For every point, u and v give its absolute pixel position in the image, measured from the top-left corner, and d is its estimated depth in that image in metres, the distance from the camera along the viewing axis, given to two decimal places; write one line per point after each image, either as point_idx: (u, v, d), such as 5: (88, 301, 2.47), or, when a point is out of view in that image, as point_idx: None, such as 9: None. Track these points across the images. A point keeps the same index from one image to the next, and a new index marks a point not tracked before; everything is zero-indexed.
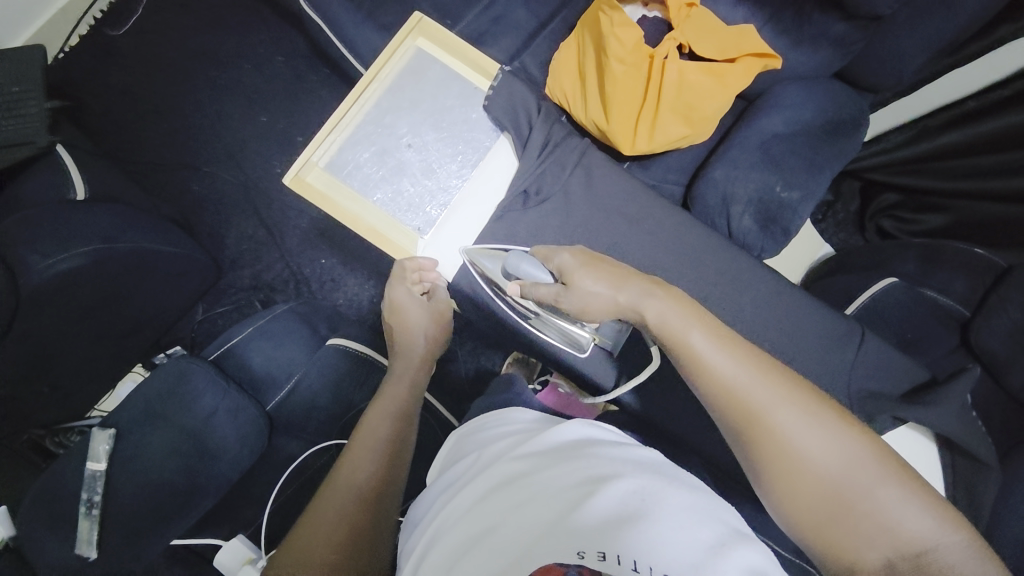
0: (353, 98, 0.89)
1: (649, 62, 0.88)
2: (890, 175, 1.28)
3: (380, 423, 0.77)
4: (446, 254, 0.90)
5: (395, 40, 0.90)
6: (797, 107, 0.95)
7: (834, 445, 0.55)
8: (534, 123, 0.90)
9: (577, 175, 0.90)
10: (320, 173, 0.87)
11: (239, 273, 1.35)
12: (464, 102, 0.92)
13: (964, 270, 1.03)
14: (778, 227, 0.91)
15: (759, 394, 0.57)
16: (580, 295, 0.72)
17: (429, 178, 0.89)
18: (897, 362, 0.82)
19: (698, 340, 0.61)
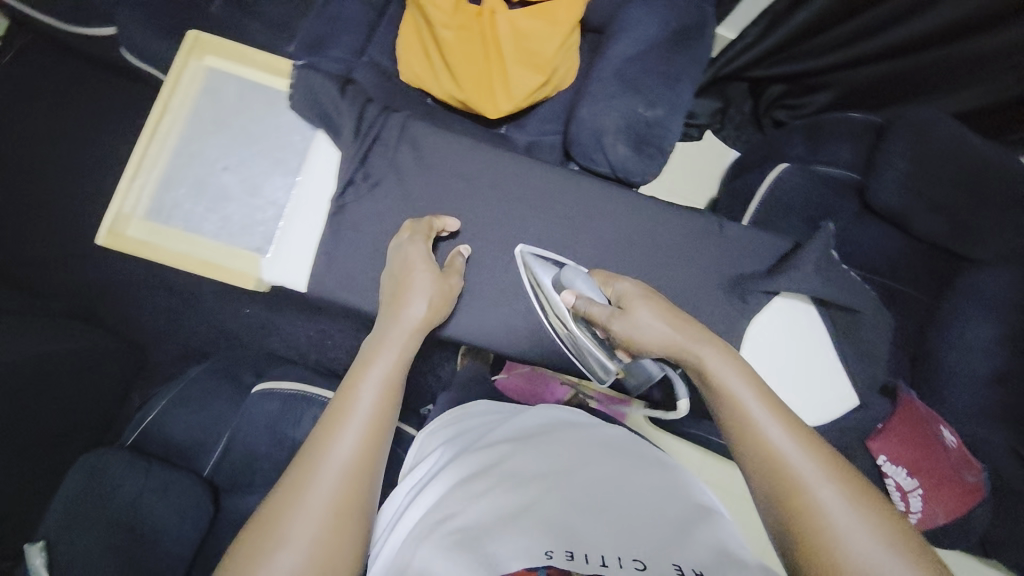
0: (149, 136, 0.84)
1: (479, 19, 0.87)
2: (769, 68, 1.31)
3: (365, 394, 0.60)
4: (293, 270, 0.82)
5: (176, 66, 0.85)
6: (641, 27, 0.95)
7: (868, 531, 0.47)
8: (341, 107, 0.82)
9: (404, 150, 0.83)
10: (139, 223, 0.82)
11: (165, 347, 1.31)
12: (270, 109, 0.87)
13: (847, 136, 1.05)
14: (652, 147, 0.91)
15: (805, 465, 0.51)
16: (635, 325, 0.65)
17: (257, 197, 0.84)
18: (761, 240, 0.84)
19: (749, 397, 0.57)
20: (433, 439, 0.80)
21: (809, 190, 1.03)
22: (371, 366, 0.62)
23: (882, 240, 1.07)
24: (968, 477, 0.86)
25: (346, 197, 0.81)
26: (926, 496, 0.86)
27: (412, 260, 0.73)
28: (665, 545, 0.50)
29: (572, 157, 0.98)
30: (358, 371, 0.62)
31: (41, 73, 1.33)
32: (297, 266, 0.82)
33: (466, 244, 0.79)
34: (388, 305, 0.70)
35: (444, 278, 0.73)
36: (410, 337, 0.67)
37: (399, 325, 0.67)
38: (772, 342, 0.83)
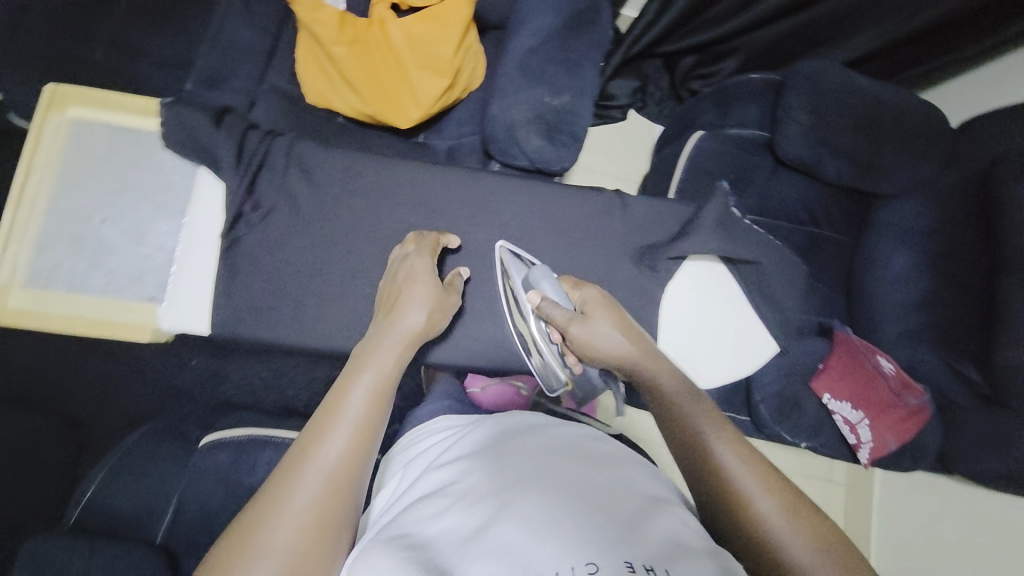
0: (15, 198, 0.77)
1: (370, 31, 0.86)
2: (678, 41, 1.33)
3: (354, 399, 0.56)
4: (191, 315, 0.76)
5: (35, 120, 0.78)
6: (537, 17, 0.95)
7: (783, 514, 0.53)
8: (216, 140, 0.76)
9: (293, 175, 0.79)
10: (20, 292, 0.76)
11: (107, 419, 1.20)
12: (144, 151, 0.80)
13: (751, 97, 1.09)
14: (564, 134, 0.92)
15: (727, 456, 0.57)
16: (592, 333, 0.68)
17: (142, 245, 0.78)
18: (663, 208, 0.85)
19: (686, 404, 0.63)
20: (403, 454, 0.76)
21: (724, 153, 1.07)
22: (363, 370, 0.59)
23: (803, 189, 1.11)
24: (911, 400, 0.87)
25: (237, 231, 0.76)
26: (873, 424, 0.89)
27: (403, 272, 0.71)
28: (615, 545, 0.48)
29: (491, 154, 0.97)
30: (351, 374, 0.59)
31: None
32: (192, 310, 0.76)
33: (465, 266, 0.78)
34: (384, 312, 0.68)
35: (438, 291, 0.70)
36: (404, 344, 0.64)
37: (395, 331, 0.64)
38: (689, 306, 0.85)
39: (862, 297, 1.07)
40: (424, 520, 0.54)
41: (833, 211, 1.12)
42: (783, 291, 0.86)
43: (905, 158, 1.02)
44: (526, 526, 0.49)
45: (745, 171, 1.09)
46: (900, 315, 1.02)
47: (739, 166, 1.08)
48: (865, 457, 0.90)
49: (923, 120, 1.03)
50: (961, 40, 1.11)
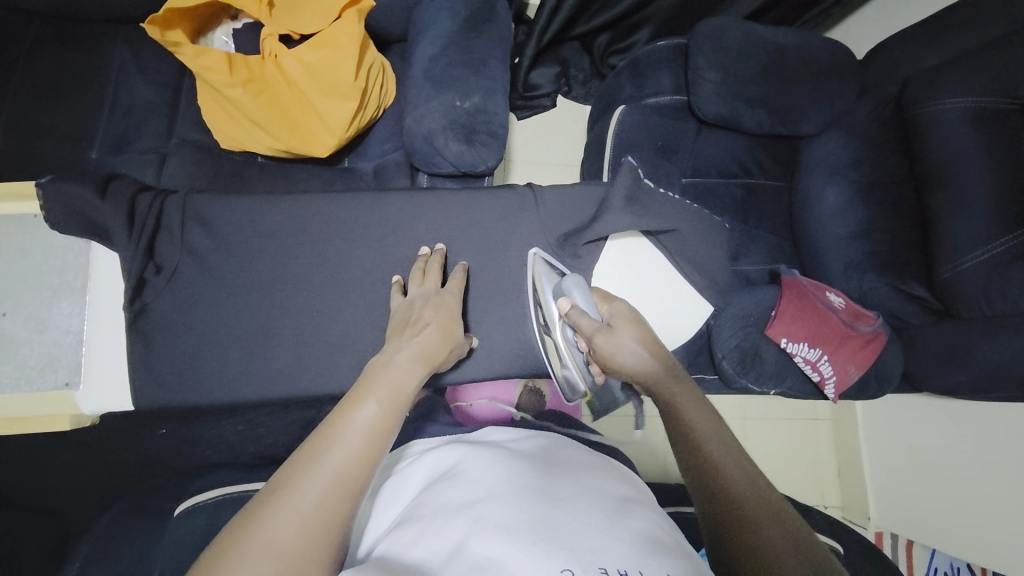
0: None
1: (264, 66, 0.85)
2: (590, 21, 1.33)
3: (366, 405, 0.56)
4: (111, 390, 0.73)
5: None
6: (435, 26, 0.95)
7: (754, 482, 0.53)
8: (106, 211, 0.72)
9: (196, 230, 0.76)
10: None
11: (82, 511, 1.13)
12: (28, 236, 0.75)
13: (663, 64, 1.10)
14: (483, 134, 0.91)
15: (708, 430, 0.58)
16: (617, 343, 0.69)
17: (46, 333, 0.74)
18: (575, 194, 0.85)
19: (676, 387, 0.64)
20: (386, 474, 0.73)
21: (648, 124, 1.08)
22: (379, 384, 0.59)
23: (732, 144, 1.13)
24: (863, 327, 0.90)
25: (143, 297, 0.74)
26: (833, 359, 0.90)
27: (428, 308, 0.72)
28: (593, 548, 0.48)
29: (417, 166, 0.97)
30: (365, 387, 0.59)
31: None
32: (113, 385, 0.73)
33: (465, 266, 0.79)
34: (398, 337, 0.68)
35: (456, 334, 0.72)
36: (422, 368, 0.65)
37: (419, 355, 0.66)
38: (622, 283, 0.84)
39: (808, 238, 1.09)
40: (404, 545, 0.52)
41: (764, 160, 1.14)
42: (716, 247, 0.88)
43: (820, 97, 1.04)
44: (512, 536, 0.48)
45: (671, 137, 1.10)
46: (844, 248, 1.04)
47: (664, 133, 1.09)
48: (832, 391, 0.92)
49: (829, 57, 1.05)
50: None
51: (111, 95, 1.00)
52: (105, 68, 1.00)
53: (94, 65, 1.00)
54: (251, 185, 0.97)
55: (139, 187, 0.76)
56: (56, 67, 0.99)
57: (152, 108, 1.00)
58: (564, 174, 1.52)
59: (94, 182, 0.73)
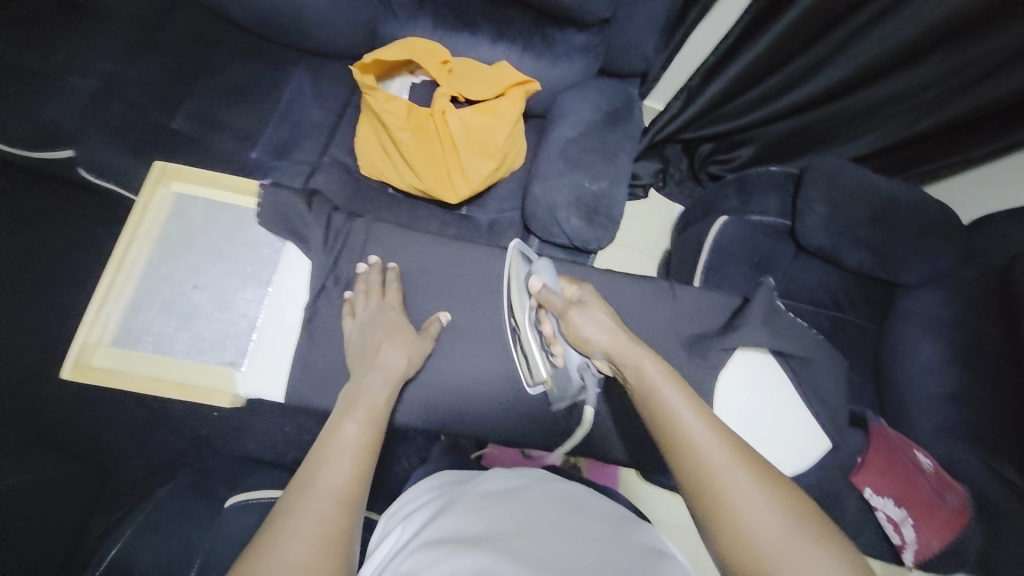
0: (116, 266, 0.81)
1: (430, 119, 0.94)
2: (698, 129, 1.42)
3: (350, 427, 0.62)
4: (270, 378, 0.81)
5: (142, 197, 0.84)
6: (578, 113, 1.06)
7: (772, 511, 0.50)
8: (308, 221, 0.85)
9: (370, 253, 0.87)
10: (106, 351, 0.78)
11: (128, 466, 1.20)
12: (237, 226, 0.86)
13: (773, 186, 1.18)
14: (602, 216, 0.98)
15: (717, 453, 0.54)
16: (581, 321, 0.70)
17: (226, 311, 0.82)
18: (708, 298, 0.90)
19: (675, 399, 0.60)
20: (404, 508, 0.75)
21: (748, 239, 1.14)
22: (358, 407, 0.64)
23: (825, 276, 1.16)
24: (951, 499, 0.85)
25: (318, 303, 0.84)
26: (918, 526, 0.86)
27: (378, 328, 0.76)
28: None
29: (531, 230, 1.05)
30: (346, 410, 0.64)
31: None
32: (272, 376, 0.81)
33: (391, 261, 0.85)
34: (360, 362, 0.73)
35: (414, 342, 0.77)
36: (394, 384, 0.71)
37: (387, 373, 0.71)
38: (739, 396, 0.86)
39: (890, 384, 1.09)
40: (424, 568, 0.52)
41: (855, 298, 1.16)
42: (823, 377, 0.89)
43: (927, 251, 1.06)
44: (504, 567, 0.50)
45: (768, 255, 1.14)
46: (930, 405, 1.02)
47: (761, 250, 1.14)
48: (910, 558, 0.88)
49: (941, 215, 1.08)
50: (968, 142, 1.18)
51: (285, 110, 1.14)
52: (285, 86, 1.16)
53: (278, 82, 1.16)
54: (381, 213, 1.07)
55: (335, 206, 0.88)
56: (247, 78, 1.15)
57: (316, 127, 1.14)
58: (643, 262, 1.58)
59: (304, 195, 0.85)
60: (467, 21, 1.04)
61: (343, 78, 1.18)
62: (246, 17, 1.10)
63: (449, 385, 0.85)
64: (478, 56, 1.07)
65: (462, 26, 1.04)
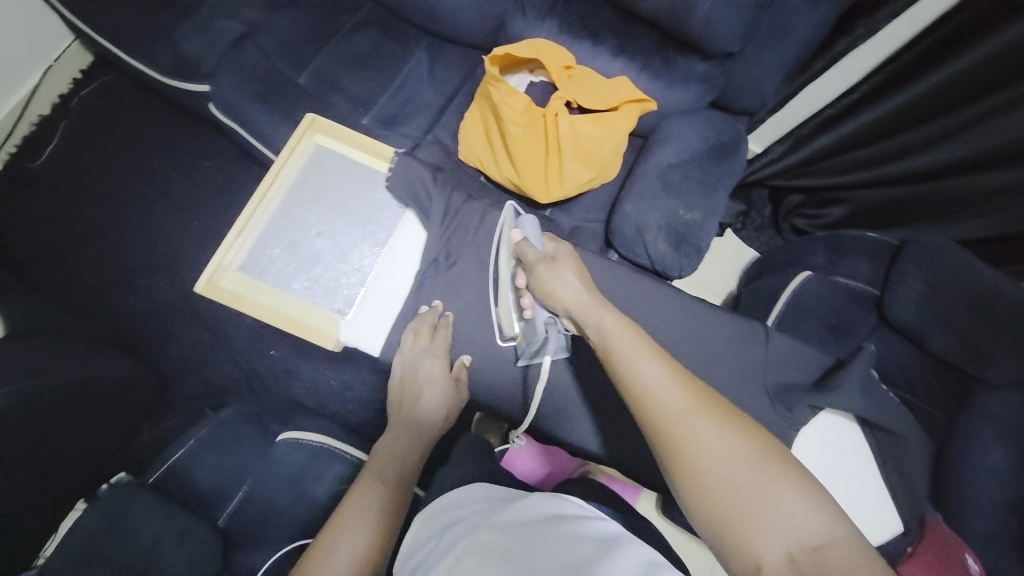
0: (257, 200, 0.89)
1: (543, 119, 0.95)
2: (791, 179, 1.36)
3: (379, 487, 0.77)
4: (371, 332, 0.88)
5: (290, 141, 0.91)
6: (684, 138, 1.05)
7: (730, 448, 0.54)
8: (433, 194, 0.91)
9: (482, 235, 0.90)
10: (234, 275, 0.85)
11: (187, 380, 1.32)
12: (367, 185, 0.93)
13: (866, 253, 1.14)
14: (690, 246, 0.98)
15: (676, 402, 0.58)
16: (552, 278, 0.75)
17: (342, 261, 0.89)
18: (802, 350, 0.88)
19: (633, 348, 0.63)
20: (434, 521, 0.72)
21: (829, 299, 1.10)
22: (388, 468, 0.80)
23: (902, 354, 1.11)
24: None
25: (426, 274, 0.90)
26: None
27: (420, 374, 0.84)
28: None
29: (612, 244, 1.06)
30: (378, 469, 0.80)
31: (122, 112, 1.47)
32: (375, 331, 0.88)
33: (439, 301, 0.88)
34: (397, 418, 0.87)
35: (450, 396, 0.85)
36: (422, 446, 0.85)
37: (418, 436, 0.85)
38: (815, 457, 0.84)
39: None
40: None
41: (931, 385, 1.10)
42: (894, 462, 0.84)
43: None
44: None
45: (847, 320, 1.10)
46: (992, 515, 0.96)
47: (841, 313, 1.10)
48: None
49: None
50: None
51: (399, 84, 1.19)
52: (404, 60, 1.21)
53: (397, 55, 1.21)
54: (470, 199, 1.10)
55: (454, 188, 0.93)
56: (370, 46, 1.20)
57: (425, 106, 1.18)
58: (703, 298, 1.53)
59: (431, 168, 0.91)
60: (592, 31, 1.05)
61: (458, 63, 1.22)
62: None
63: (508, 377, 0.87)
64: (594, 67, 1.08)
65: (586, 35, 1.06)
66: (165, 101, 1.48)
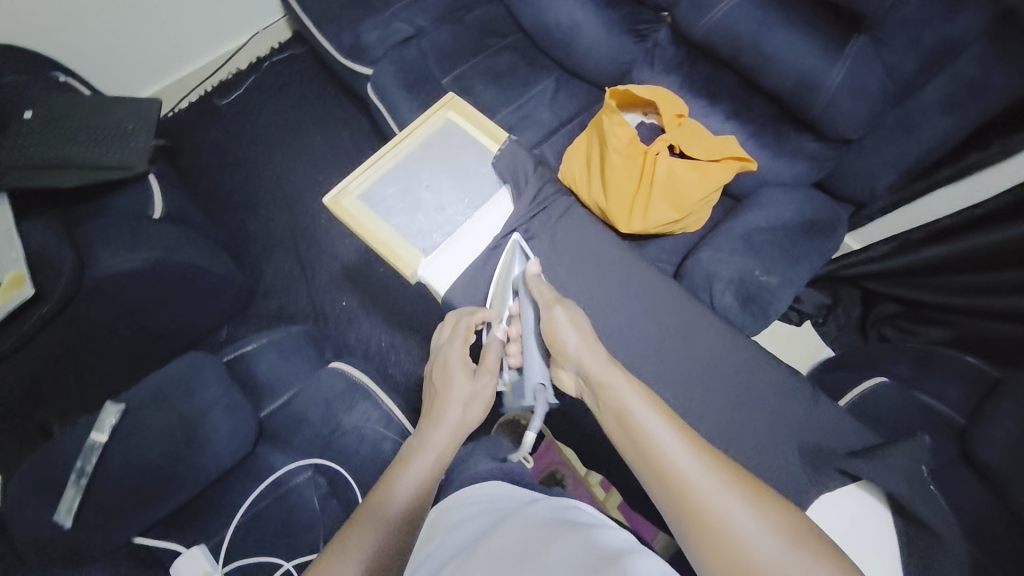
0: (390, 147, 1.04)
1: (644, 155, 1.02)
2: (890, 286, 1.30)
3: (400, 489, 0.69)
4: (443, 275, 0.98)
5: (430, 109, 1.06)
6: (778, 208, 1.06)
7: (767, 532, 0.54)
8: (530, 177, 1.01)
9: (562, 225, 1.01)
10: (353, 200, 1.00)
11: (268, 302, 1.50)
12: (479, 158, 1.05)
13: (959, 378, 1.04)
14: (758, 306, 0.99)
15: (705, 485, 0.57)
16: (563, 331, 0.78)
17: (439, 213, 1.01)
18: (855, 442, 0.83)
19: (652, 420, 0.64)
20: (449, 514, 0.74)
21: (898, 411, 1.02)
22: (411, 463, 0.73)
23: None
24: None
25: (503, 241, 0.99)
26: None
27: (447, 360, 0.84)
28: None
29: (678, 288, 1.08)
30: (397, 466, 0.73)
31: (296, 77, 1.76)
32: (447, 276, 0.98)
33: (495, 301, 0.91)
34: (429, 412, 0.80)
35: (481, 387, 0.81)
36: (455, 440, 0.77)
37: (452, 426, 0.77)
38: (835, 529, 0.76)
39: None
40: None
41: None
42: None
43: None
44: None
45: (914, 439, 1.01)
46: None
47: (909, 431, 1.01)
48: None
49: None
50: None
51: (524, 101, 1.33)
52: (533, 83, 1.35)
53: (530, 77, 1.35)
54: None
55: (548, 194, 1.02)
56: (509, 65, 1.36)
57: (540, 124, 1.31)
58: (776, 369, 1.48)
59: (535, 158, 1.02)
60: (712, 92, 1.12)
61: (580, 95, 1.34)
62: (533, 23, 1.32)
63: None
64: (705, 124, 1.14)
65: (706, 95, 1.13)
66: (328, 75, 1.75)
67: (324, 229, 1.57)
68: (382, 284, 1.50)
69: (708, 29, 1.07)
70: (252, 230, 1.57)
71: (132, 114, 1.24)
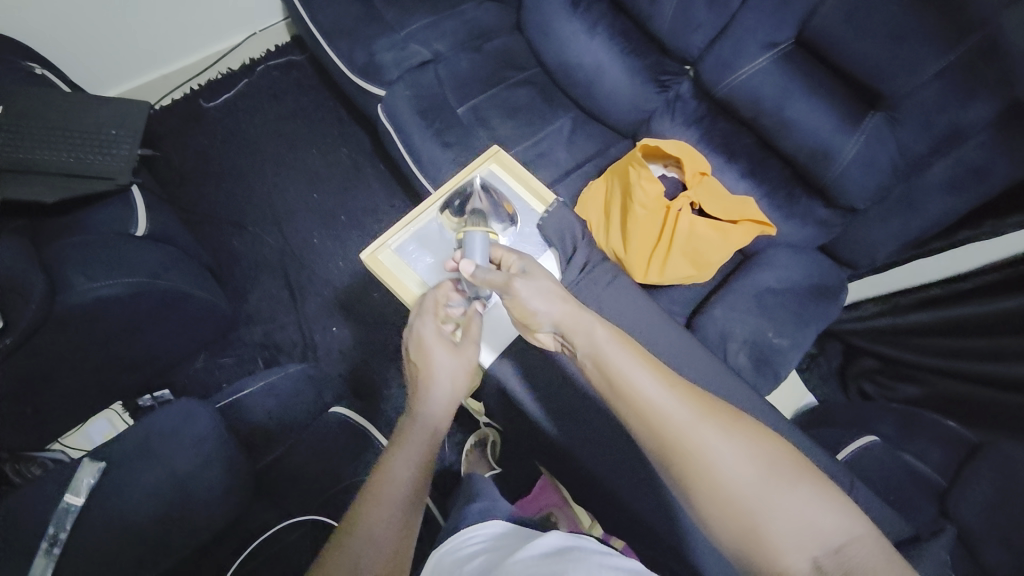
0: (431, 200, 1.02)
1: (668, 215, 1.03)
2: (872, 342, 1.36)
3: (399, 472, 0.68)
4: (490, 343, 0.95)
5: (473, 161, 1.04)
6: (790, 270, 1.09)
7: (743, 453, 0.56)
8: (578, 245, 1.02)
9: (609, 293, 0.99)
10: (390, 254, 0.98)
11: (251, 328, 1.40)
12: (523, 218, 1.03)
13: (940, 441, 1.06)
14: (770, 368, 1.01)
15: (680, 414, 0.59)
16: (529, 293, 0.74)
17: None
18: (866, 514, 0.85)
19: (625, 361, 0.65)
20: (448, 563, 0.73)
21: (890, 473, 1.06)
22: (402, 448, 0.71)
23: None
24: None
25: None
26: None
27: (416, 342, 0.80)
28: None
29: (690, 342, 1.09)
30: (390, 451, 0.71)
31: (293, 86, 1.67)
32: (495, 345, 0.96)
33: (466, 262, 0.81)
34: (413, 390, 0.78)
35: (462, 359, 0.80)
36: (444, 412, 0.76)
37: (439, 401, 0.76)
38: None
39: None
40: None
41: None
42: None
43: None
44: None
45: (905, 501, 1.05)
46: None
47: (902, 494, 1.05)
48: None
49: None
50: None
51: (540, 138, 1.32)
52: (550, 120, 1.34)
53: (546, 114, 1.34)
54: None
55: (580, 250, 1.02)
56: (526, 100, 1.34)
57: (555, 164, 1.30)
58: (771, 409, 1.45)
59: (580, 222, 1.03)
60: (729, 150, 1.15)
61: (596, 138, 1.34)
62: (554, 61, 1.31)
63: (566, 426, 0.91)
64: (721, 180, 1.16)
65: (724, 151, 1.16)
66: (329, 87, 1.67)
67: (317, 251, 1.49)
68: (376, 313, 1.43)
69: (731, 89, 1.10)
70: (237, 248, 1.48)
71: (115, 116, 1.13)
